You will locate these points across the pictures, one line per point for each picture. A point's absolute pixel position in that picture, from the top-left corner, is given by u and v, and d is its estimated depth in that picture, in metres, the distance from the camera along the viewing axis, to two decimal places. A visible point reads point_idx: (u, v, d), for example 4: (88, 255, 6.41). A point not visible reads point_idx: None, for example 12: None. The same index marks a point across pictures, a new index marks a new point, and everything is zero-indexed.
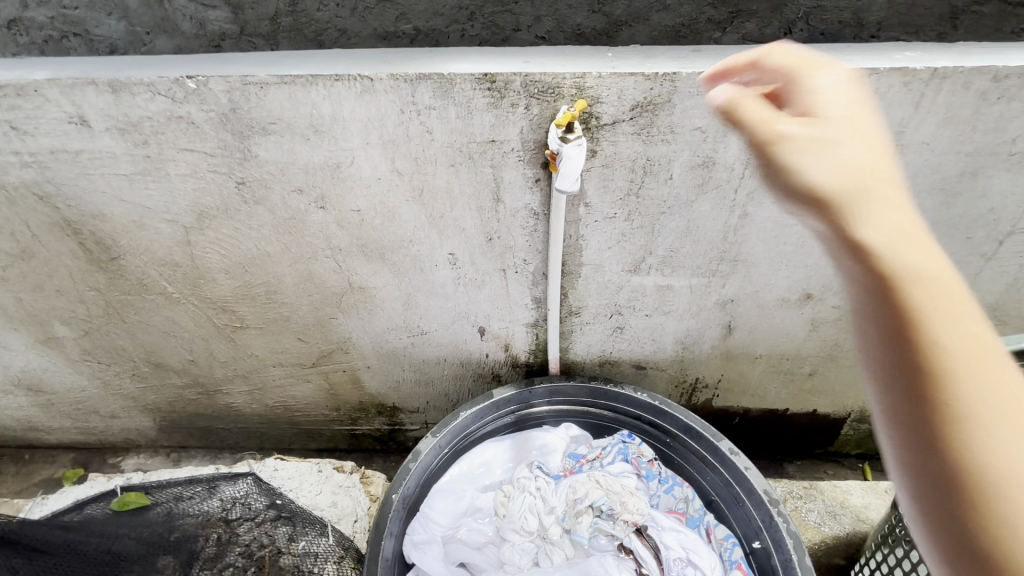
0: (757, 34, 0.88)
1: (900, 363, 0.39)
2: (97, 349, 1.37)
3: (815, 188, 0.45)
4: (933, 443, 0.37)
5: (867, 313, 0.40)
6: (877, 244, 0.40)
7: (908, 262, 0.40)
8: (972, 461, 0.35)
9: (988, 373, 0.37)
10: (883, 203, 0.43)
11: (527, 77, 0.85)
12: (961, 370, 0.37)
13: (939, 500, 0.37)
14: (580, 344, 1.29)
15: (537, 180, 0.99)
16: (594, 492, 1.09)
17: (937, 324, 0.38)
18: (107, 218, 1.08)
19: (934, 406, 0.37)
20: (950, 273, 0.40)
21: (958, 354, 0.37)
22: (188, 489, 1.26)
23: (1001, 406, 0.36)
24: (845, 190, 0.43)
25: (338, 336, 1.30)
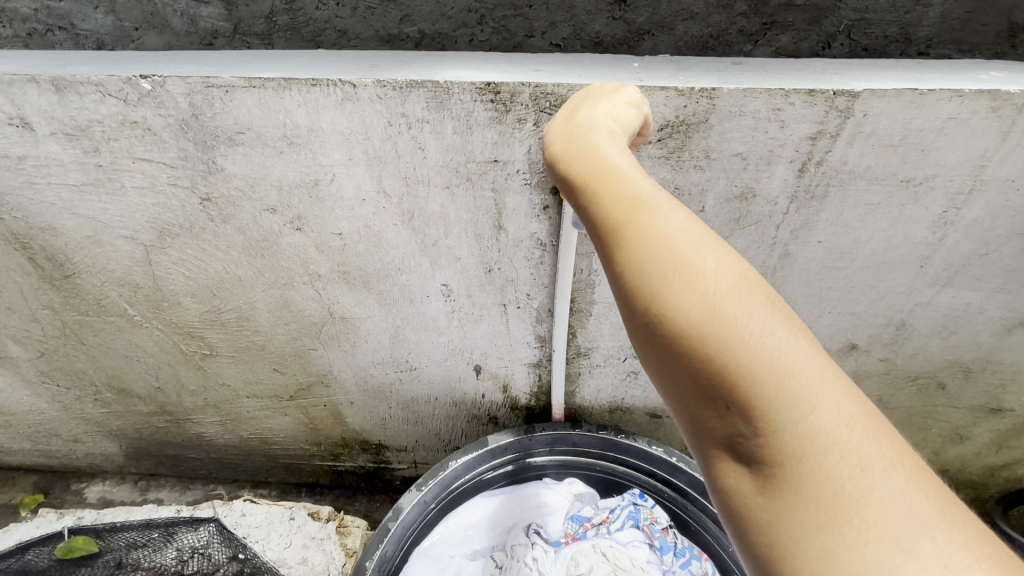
0: (791, 49, 0.75)
1: (623, 296, 0.41)
2: (54, 371, 1.25)
3: (575, 164, 0.48)
4: (657, 361, 0.39)
5: (603, 261, 0.43)
6: (607, 194, 0.44)
7: (627, 206, 0.43)
8: (681, 374, 0.37)
9: (685, 286, 0.38)
10: (618, 162, 0.47)
11: (538, 88, 0.72)
12: (664, 290, 0.38)
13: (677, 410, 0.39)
14: (589, 388, 1.15)
15: (545, 208, 0.85)
16: (599, 568, 0.97)
17: (641, 253, 0.40)
18: (58, 233, 0.96)
19: (646, 326, 0.39)
20: (662, 207, 0.43)
21: (659, 279, 0.39)
22: (142, 534, 1.13)
23: (701, 316, 0.36)
24: (590, 159, 0.48)
25: (317, 369, 1.17)
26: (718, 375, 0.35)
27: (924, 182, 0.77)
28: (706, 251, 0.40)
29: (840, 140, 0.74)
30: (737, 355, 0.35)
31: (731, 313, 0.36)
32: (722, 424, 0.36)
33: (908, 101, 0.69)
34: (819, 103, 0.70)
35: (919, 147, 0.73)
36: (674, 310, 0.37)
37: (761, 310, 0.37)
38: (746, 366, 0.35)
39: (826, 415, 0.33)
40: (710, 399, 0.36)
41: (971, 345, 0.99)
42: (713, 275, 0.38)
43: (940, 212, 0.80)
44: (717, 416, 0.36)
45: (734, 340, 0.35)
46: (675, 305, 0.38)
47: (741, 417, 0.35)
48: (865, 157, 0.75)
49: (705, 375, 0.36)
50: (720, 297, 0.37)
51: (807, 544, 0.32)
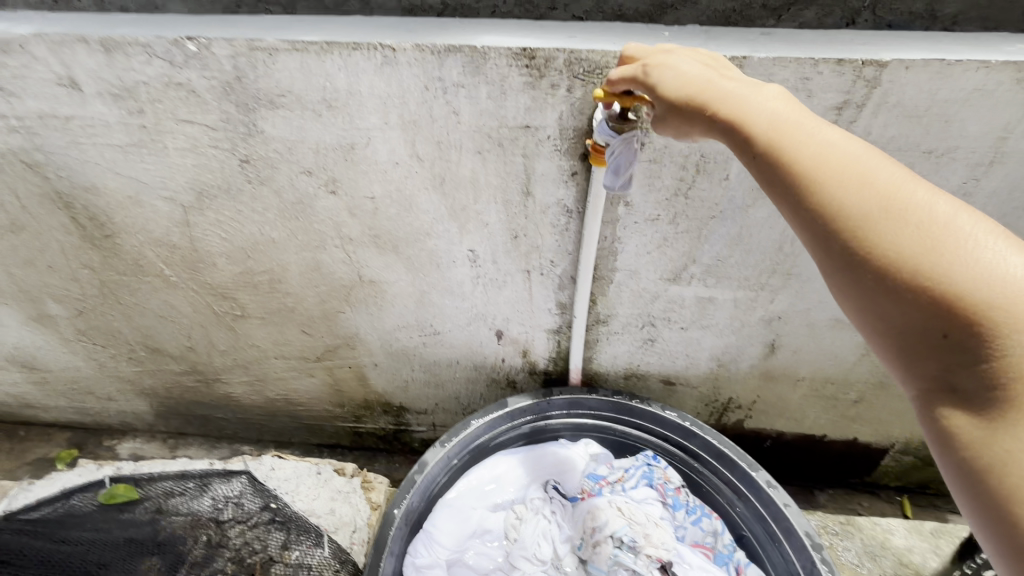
0: (815, 24, 0.73)
1: (836, 245, 0.48)
2: (91, 329, 1.30)
3: (760, 126, 0.53)
4: (876, 299, 0.46)
5: (806, 214, 0.49)
6: (812, 156, 0.50)
7: (835, 168, 0.49)
8: (899, 309, 0.45)
9: (910, 233, 0.45)
10: (807, 125, 0.52)
11: (573, 54, 0.74)
12: (894, 238, 0.45)
13: (889, 341, 0.47)
14: (606, 354, 1.19)
15: (573, 174, 0.88)
16: (615, 521, 1.01)
17: (861, 208, 0.47)
18: (100, 192, 1.00)
19: (866, 270, 0.46)
20: (869, 165, 0.49)
21: (883, 229, 0.46)
22: (179, 484, 1.19)
23: (929, 259, 0.44)
24: (777, 120, 0.53)
25: (344, 331, 1.22)
26: (945, 304, 0.43)
27: (945, 154, 0.79)
28: (918, 199, 0.46)
29: (866, 110, 0.76)
30: (968, 290, 0.42)
31: (957, 251, 0.43)
32: (946, 338, 0.43)
33: (934, 72, 0.71)
34: (847, 72, 0.72)
35: (943, 118, 0.75)
36: (905, 255, 0.44)
37: (981, 243, 0.44)
38: (979, 296, 0.42)
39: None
40: (933, 325, 0.44)
41: None
42: (934, 222, 0.45)
43: (959, 184, 0.83)
44: (942, 334, 0.43)
45: (958, 274, 0.43)
46: (899, 251, 0.45)
47: (960, 344, 0.43)
48: (889, 128, 0.77)
49: (932, 308, 0.43)
50: (939, 238, 0.44)
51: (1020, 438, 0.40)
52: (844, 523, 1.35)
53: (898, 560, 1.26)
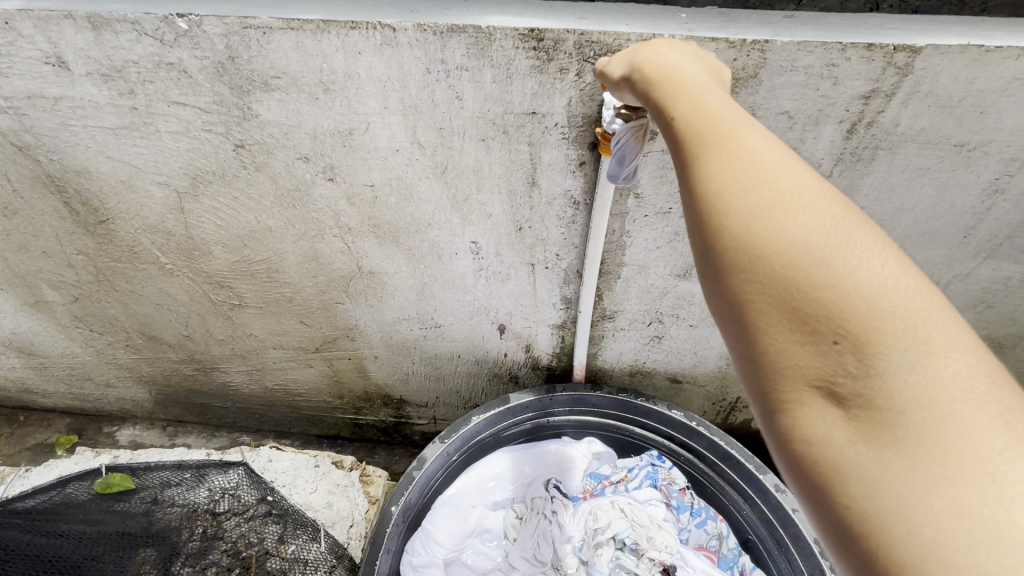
0: (836, 9, 0.70)
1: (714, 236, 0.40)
2: (88, 317, 1.28)
3: (676, 99, 0.46)
4: (741, 305, 0.38)
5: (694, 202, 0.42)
6: (716, 135, 0.43)
7: (730, 151, 0.41)
8: (767, 316, 0.37)
9: (795, 231, 0.37)
10: (726, 103, 0.45)
11: (583, 36, 0.69)
12: (772, 234, 0.37)
13: (750, 354, 0.38)
14: (611, 351, 1.15)
15: (581, 164, 0.84)
16: (617, 523, 0.99)
17: (744, 198, 0.39)
18: (92, 176, 0.97)
19: (733, 269, 0.38)
20: (771, 151, 0.41)
21: (764, 222, 0.38)
22: (177, 475, 1.21)
23: (801, 262, 0.36)
24: (702, 95, 0.46)
25: (344, 322, 1.19)
26: (812, 312, 0.35)
27: (979, 148, 0.74)
28: (808, 197, 0.39)
29: (895, 100, 0.71)
30: (837, 295, 0.35)
31: (833, 257, 0.36)
32: (809, 353, 0.35)
33: (972, 59, 0.66)
34: (876, 58, 0.67)
35: (978, 109, 0.71)
36: (780, 255, 0.37)
37: (863, 255, 0.36)
38: (851, 306, 0.34)
39: (917, 364, 0.33)
40: (794, 337, 0.36)
41: (1004, 319, 0.99)
42: (816, 219, 0.38)
43: (992, 179, 0.78)
44: (803, 348, 0.35)
45: (834, 282, 0.35)
46: (777, 246, 0.37)
47: (818, 355, 0.35)
48: (919, 119, 0.73)
49: (798, 316, 0.36)
50: (823, 239, 0.37)
51: (891, 468, 0.32)
52: None
53: None
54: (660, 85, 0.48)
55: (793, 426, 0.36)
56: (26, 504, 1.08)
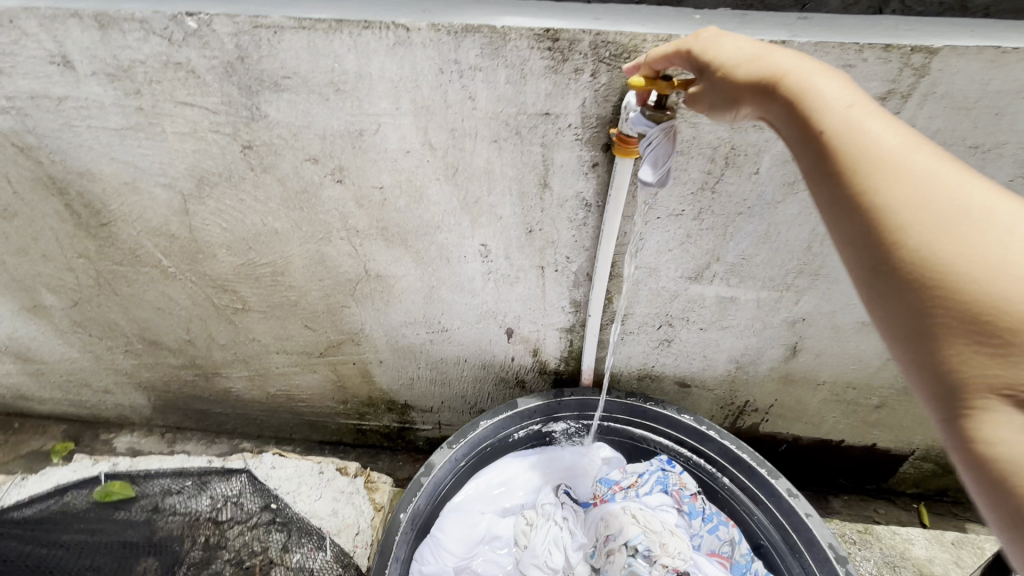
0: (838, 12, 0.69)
1: (855, 245, 0.45)
2: (87, 321, 1.26)
3: (850, 125, 0.47)
4: (875, 304, 0.44)
5: (833, 212, 0.47)
6: (853, 148, 0.46)
7: (900, 171, 0.44)
8: (918, 319, 0.41)
9: (989, 248, 0.39)
10: (875, 117, 0.47)
11: (599, 36, 0.69)
12: (938, 250, 0.41)
13: (900, 351, 0.43)
14: (620, 354, 1.14)
15: (594, 165, 0.83)
16: (630, 529, 0.97)
17: (909, 214, 0.42)
18: (95, 178, 0.95)
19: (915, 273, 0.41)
20: (958, 183, 0.43)
21: (935, 238, 0.41)
22: (177, 482, 1.17)
23: (982, 277, 0.39)
24: (857, 121, 0.47)
25: (349, 326, 1.17)
26: (1014, 328, 0.37)
27: (992, 149, 0.74)
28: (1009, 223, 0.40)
29: (911, 101, 0.71)
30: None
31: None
32: (989, 362, 0.38)
33: (988, 60, 0.66)
34: (893, 59, 0.67)
35: (992, 110, 0.70)
36: (962, 270, 0.39)
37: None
38: (1014, 317, 0.37)
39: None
40: (978, 347, 0.38)
41: None
42: (1010, 227, 0.40)
43: (1005, 181, 0.78)
44: (984, 356, 0.38)
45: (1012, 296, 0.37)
46: (945, 276, 0.40)
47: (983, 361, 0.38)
48: (934, 120, 0.73)
49: (974, 333, 0.38)
50: (974, 257, 0.39)
51: None
52: (862, 531, 1.31)
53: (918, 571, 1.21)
54: (795, 104, 0.50)
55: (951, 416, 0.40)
56: (33, 508, 1.11)
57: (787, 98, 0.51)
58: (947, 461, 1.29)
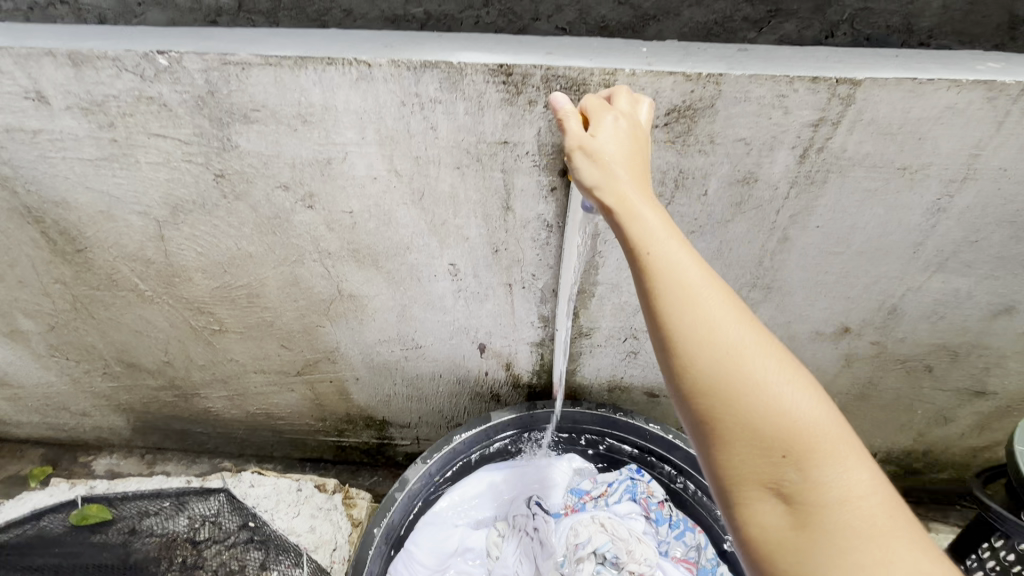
0: (795, 36, 0.78)
1: (668, 356, 0.54)
2: (64, 345, 1.27)
3: (663, 257, 0.56)
4: (682, 411, 0.53)
5: (652, 325, 0.55)
6: (665, 282, 0.55)
7: (696, 303, 0.54)
8: (709, 428, 0.51)
9: (752, 376, 0.50)
10: (678, 248, 0.57)
11: (550, 71, 0.73)
12: (721, 372, 0.51)
13: (698, 446, 0.53)
14: (589, 367, 1.18)
15: (553, 189, 0.87)
16: (598, 537, 1.03)
17: (700, 338, 0.52)
18: (71, 207, 0.97)
19: (713, 391, 0.51)
20: (733, 315, 0.54)
21: (719, 362, 0.51)
22: (155, 503, 1.20)
23: (749, 399, 0.50)
24: (668, 254, 0.56)
25: (325, 345, 1.20)
26: (767, 439, 0.49)
27: (919, 170, 0.80)
28: (763, 354, 0.52)
29: (841, 127, 0.76)
30: (786, 421, 0.49)
31: (789, 405, 0.50)
32: (762, 464, 0.49)
33: (907, 90, 0.72)
34: (822, 90, 0.72)
35: (916, 136, 0.76)
36: (735, 392, 0.50)
37: (800, 399, 0.50)
38: (771, 431, 0.49)
39: (835, 469, 0.48)
40: (754, 452, 0.49)
41: (961, 332, 1.03)
42: (768, 359, 0.51)
43: (934, 199, 0.83)
44: (760, 459, 0.49)
45: (774, 413, 0.49)
46: (731, 396, 0.50)
47: (759, 462, 0.49)
48: (864, 145, 0.78)
49: (752, 440, 0.49)
50: (753, 383, 0.50)
51: (811, 547, 0.46)
52: None
53: None
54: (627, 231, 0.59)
55: (727, 498, 0.51)
56: (17, 529, 1.12)
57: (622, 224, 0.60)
58: (909, 463, 1.39)
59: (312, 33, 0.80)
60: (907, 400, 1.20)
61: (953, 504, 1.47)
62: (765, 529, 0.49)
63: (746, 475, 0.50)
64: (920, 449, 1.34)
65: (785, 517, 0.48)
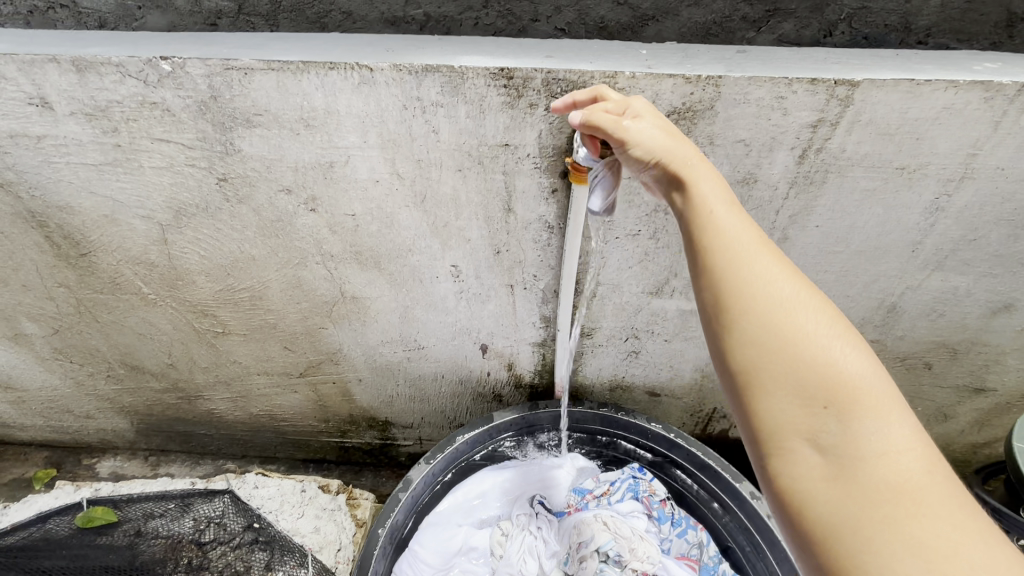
0: (793, 36, 0.78)
1: (714, 305, 0.53)
2: (68, 348, 1.27)
3: (714, 211, 0.56)
4: (722, 359, 0.52)
5: (700, 276, 0.55)
6: (715, 236, 0.55)
7: (745, 258, 0.53)
8: (750, 375, 0.50)
9: (800, 329, 0.50)
10: (729, 206, 0.57)
11: (550, 74, 0.74)
12: (767, 321, 0.50)
13: (734, 396, 0.52)
14: (590, 367, 1.19)
15: (554, 191, 0.88)
16: (601, 535, 1.01)
17: (748, 289, 0.52)
18: (75, 211, 0.98)
19: (757, 339, 0.50)
20: (784, 270, 0.53)
21: (765, 313, 0.51)
22: (160, 506, 1.21)
23: (798, 351, 0.49)
24: (720, 209, 0.56)
25: (327, 347, 1.21)
26: (810, 389, 0.48)
27: (917, 170, 0.80)
28: (811, 309, 0.51)
29: (840, 128, 0.77)
30: (832, 373, 0.48)
31: (835, 358, 0.49)
32: (805, 414, 0.48)
33: (905, 91, 0.72)
34: (820, 91, 0.73)
35: (914, 136, 0.77)
36: (784, 342, 0.49)
37: (850, 355, 0.49)
38: (816, 381, 0.48)
39: (878, 423, 0.46)
40: (797, 401, 0.48)
41: (960, 329, 1.03)
42: (815, 314, 0.51)
43: (932, 199, 0.83)
44: (802, 409, 0.48)
45: (821, 364, 0.48)
46: (776, 345, 0.49)
47: (800, 411, 0.48)
48: (862, 145, 0.78)
49: (795, 390, 0.48)
50: (800, 335, 0.49)
51: (848, 498, 0.45)
52: None
53: None
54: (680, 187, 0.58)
55: (758, 446, 0.50)
56: (23, 535, 1.12)
57: (672, 183, 0.59)
58: None
59: (313, 38, 0.81)
60: (907, 398, 1.21)
61: None
62: (801, 479, 0.47)
63: (785, 422, 0.48)
64: None
65: (821, 469, 0.47)
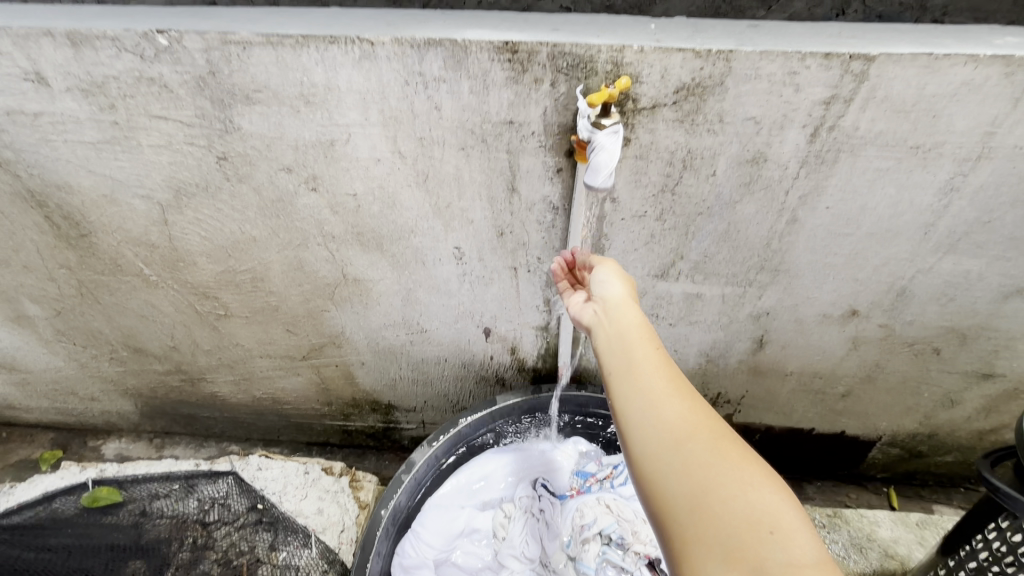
0: (805, 15, 0.74)
1: (644, 439, 0.55)
2: (71, 330, 1.27)
3: (640, 350, 0.63)
4: (655, 489, 0.52)
5: (634, 411, 0.57)
6: (639, 372, 0.60)
7: (669, 392, 0.58)
8: (693, 510, 0.49)
9: (723, 459, 0.51)
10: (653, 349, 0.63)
11: (555, 48, 0.72)
12: (694, 455, 0.52)
13: (676, 530, 0.49)
14: (594, 351, 1.19)
15: (558, 171, 0.86)
16: (603, 518, 1.02)
17: (676, 423, 0.55)
18: (74, 191, 0.97)
19: (686, 467, 0.52)
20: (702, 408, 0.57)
21: (690, 443, 0.53)
22: (165, 486, 1.19)
23: (724, 479, 0.50)
24: (644, 353, 0.63)
25: (330, 330, 1.20)
26: (743, 517, 0.47)
27: (933, 149, 0.78)
28: (730, 443, 0.53)
29: (853, 105, 0.75)
30: (760, 502, 0.48)
31: (760, 489, 0.49)
32: (744, 541, 0.46)
33: (922, 66, 0.70)
34: (834, 66, 0.71)
35: (931, 113, 0.74)
36: (715, 475, 0.50)
37: (771, 491, 0.49)
38: (745, 508, 0.48)
39: (808, 549, 0.46)
40: (734, 529, 0.47)
41: (971, 314, 1.02)
42: (733, 450, 0.53)
43: (947, 178, 0.81)
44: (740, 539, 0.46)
45: (748, 493, 0.49)
46: (704, 472, 0.51)
47: (739, 538, 0.46)
48: (876, 123, 0.76)
49: (729, 517, 0.47)
50: (724, 465, 0.51)
51: None
52: (834, 515, 1.35)
53: (884, 552, 1.27)
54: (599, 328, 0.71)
55: None
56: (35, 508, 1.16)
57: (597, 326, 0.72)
58: (914, 447, 1.38)
59: (312, 12, 0.78)
60: (914, 384, 1.19)
61: (958, 486, 1.48)
62: None
63: (727, 555, 0.45)
64: (925, 433, 1.34)
65: None
